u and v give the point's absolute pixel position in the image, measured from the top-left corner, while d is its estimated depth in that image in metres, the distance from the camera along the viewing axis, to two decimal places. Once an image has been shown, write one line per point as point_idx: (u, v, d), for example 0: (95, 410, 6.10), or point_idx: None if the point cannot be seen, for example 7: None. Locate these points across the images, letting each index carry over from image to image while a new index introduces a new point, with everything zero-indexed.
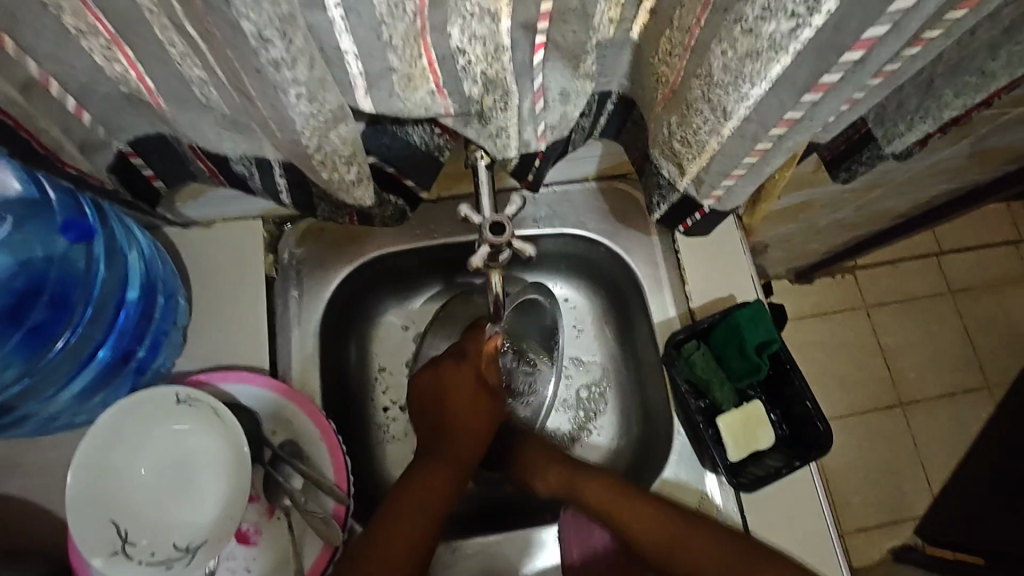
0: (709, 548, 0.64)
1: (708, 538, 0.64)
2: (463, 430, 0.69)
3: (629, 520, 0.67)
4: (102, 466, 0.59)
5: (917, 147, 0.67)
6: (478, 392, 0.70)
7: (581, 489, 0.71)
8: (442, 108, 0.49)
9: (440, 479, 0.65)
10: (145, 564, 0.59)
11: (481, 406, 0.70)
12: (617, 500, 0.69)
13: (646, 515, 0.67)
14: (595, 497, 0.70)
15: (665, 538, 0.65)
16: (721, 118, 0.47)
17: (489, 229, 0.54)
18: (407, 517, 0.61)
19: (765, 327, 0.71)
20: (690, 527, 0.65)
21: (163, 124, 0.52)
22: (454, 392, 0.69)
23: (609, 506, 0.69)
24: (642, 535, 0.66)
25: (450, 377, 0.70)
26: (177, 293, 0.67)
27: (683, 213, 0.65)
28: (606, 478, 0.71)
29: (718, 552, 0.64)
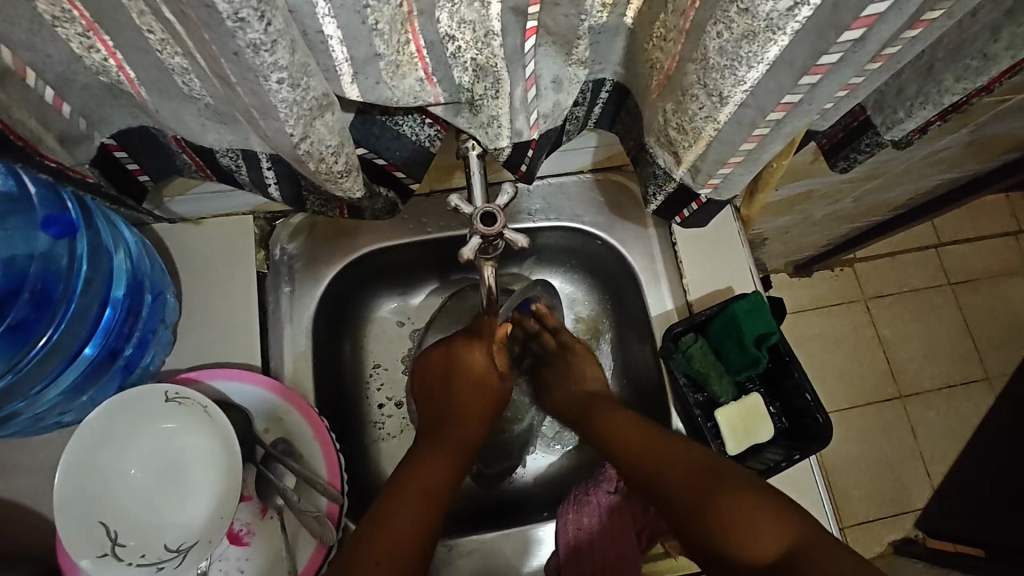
0: (688, 462, 0.60)
1: (689, 455, 0.61)
2: (468, 412, 0.70)
3: (630, 443, 0.65)
4: (91, 466, 0.59)
5: (916, 134, 0.66)
6: (487, 373, 0.71)
7: (603, 419, 0.70)
8: (432, 96, 0.48)
9: (447, 466, 0.65)
10: (135, 565, 0.58)
11: (488, 387, 0.72)
12: (632, 432, 0.66)
13: (647, 439, 0.65)
14: (611, 422, 0.69)
15: (654, 458, 0.62)
16: (718, 103, 0.46)
17: (480, 218, 0.52)
18: (404, 508, 0.59)
19: (764, 319, 0.69)
20: (682, 446, 0.62)
21: (147, 116, 0.51)
22: (466, 372, 0.70)
23: (618, 435, 0.67)
24: (632, 458, 0.64)
25: (464, 356, 0.70)
26: (165, 290, 0.66)
27: (680, 203, 0.64)
28: (630, 414, 0.69)
29: (695, 462, 0.60)
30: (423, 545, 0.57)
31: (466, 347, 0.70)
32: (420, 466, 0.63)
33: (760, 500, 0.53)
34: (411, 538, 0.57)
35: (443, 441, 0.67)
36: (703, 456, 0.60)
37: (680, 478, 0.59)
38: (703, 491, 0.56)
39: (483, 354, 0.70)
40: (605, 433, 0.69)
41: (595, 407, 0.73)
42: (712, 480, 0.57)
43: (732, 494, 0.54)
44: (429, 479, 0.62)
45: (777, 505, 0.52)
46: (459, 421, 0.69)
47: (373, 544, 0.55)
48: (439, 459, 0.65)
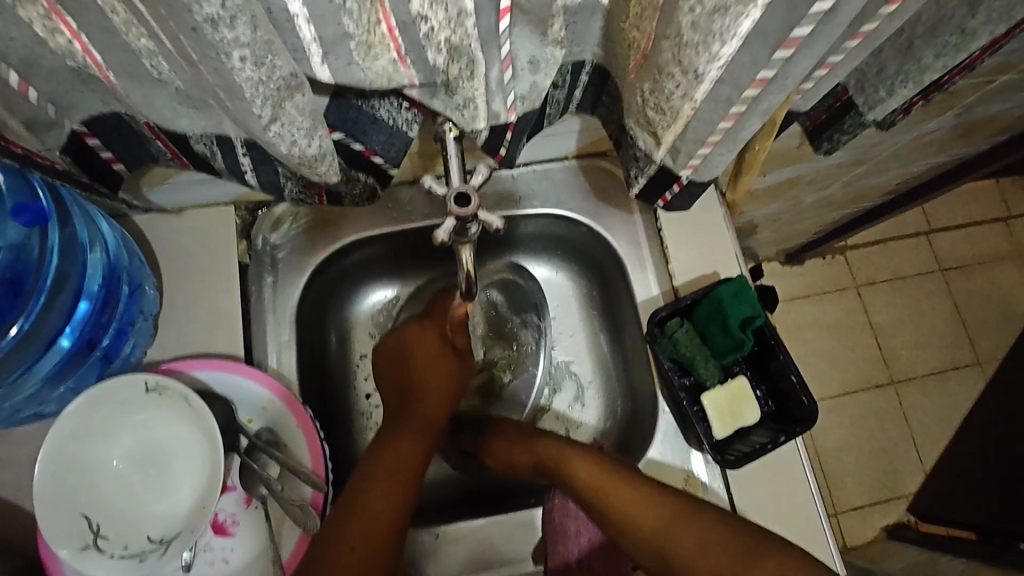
0: (707, 533, 0.56)
1: (705, 528, 0.56)
2: (430, 391, 0.70)
3: (633, 512, 0.60)
4: (73, 459, 0.58)
5: (899, 114, 0.66)
6: (444, 354, 0.72)
7: (582, 478, 0.64)
8: (406, 78, 0.48)
9: (413, 439, 0.65)
10: (118, 557, 0.57)
11: (448, 365, 0.72)
12: (630, 500, 0.61)
13: (646, 507, 0.59)
14: (597, 481, 0.63)
15: (663, 531, 0.58)
16: (694, 80, 0.45)
17: (454, 199, 0.52)
18: (376, 485, 0.58)
19: (749, 302, 0.69)
20: (684, 512, 0.58)
21: (118, 102, 0.50)
22: (422, 351, 0.71)
23: (613, 495, 0.62)
24: (641, 529, 0.59)
25: (420, 339, 0.71)
26: (144, 282, 0.65)
27: (661, 185, 0.64)
28: (618, 470, 0.64)
29: (716, 537, 0.55)
30: (399, 513, 0.57)
31: (419, 328, 0.72)
32: (389, 445, 0.63)
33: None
34: (383, 508, 0.57)
35: (409, 420, 0.67)
36: (722, 529, 0.56)
37: (704, 559, 0.55)
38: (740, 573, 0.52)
39: (438, 333, 0.72)
40: (593, 494, 0.63)
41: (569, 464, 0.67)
42: (741, 556, 0.53)
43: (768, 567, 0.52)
44: (396, 453, 0.62)
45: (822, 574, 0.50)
46: (421, 397, 0.69)
47: (349, 522, 0.55)
48: (404, 435, 0.65)
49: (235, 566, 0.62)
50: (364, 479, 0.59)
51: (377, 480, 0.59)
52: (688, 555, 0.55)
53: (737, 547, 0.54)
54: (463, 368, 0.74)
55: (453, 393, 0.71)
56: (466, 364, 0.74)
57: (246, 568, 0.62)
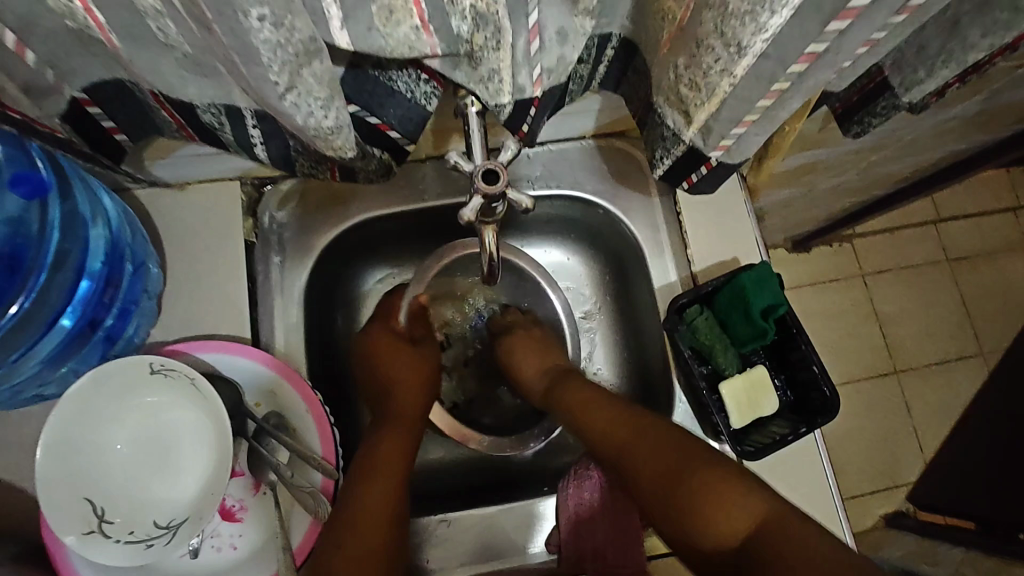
0: (657, 438, 0.57)
1: (662, 438, 0.57)
2: (400, 384, 0.68)
3: (599, 421, 0.62)
4: (76, 443, 0.56)
5: (933, 97, 0.63)
6: (399, 344, 0.71)
7: (568, 400, 0.67)
8: (428, 47, 0.44)
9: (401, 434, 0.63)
10: (124, 542, 0.56)
11: (405, 353, 0.70)
12: (600, 411, 0.63)
13: (615, 414, 0.62)
14: (578, 400, 0.66)
15: (623, 434, 0.59)
16: (735, 54, 0.42)
17: (481, 176, 0.50)
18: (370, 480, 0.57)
19: (772, 289, 0.68)
20: (652, 423, 0.59)
21: (120, 68, 0.47)
22: (381, 347, 0.70)
23: (586, 412, 0.64)
24: (602, 435, 0.61)
25: (378, 342, 0.71)
26: (147, 260, 0.63)
27: (688, 167, 0.61)
28: (598, 391, 0.65)
29: (666, 440, 0.56)
30: (393, 506, 0.56)
31: (369, 331, 0.72)
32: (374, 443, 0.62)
33: (732, 489, 0.50)
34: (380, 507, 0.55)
35: (384, 416, 0.66)
36: (673, 437, 0.57)
37: (646, 459, 0.56)
38: (673, 474, 0.53)
39: (387, 330, 0.72)
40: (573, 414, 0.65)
41: (559, 391, 0.68)
42: (680, 462, 0.54)
43: (700, 471, 0.52)
44: (387, 450, 0.61)
45: (743, 487, 0.50)
46: (392, 393, 0.67)
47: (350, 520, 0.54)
48: (387, 434, 0.63)
49: (244, 552, 0.61)
50: (357, 480, 0.57)
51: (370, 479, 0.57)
52: (635, 457, 0.58)
53: (683, 453, 0.55)
54: (424, 351, 0.73)
55: (426, 378, 0.70)
56: (425, 348, 0.73)
57: (255, 554, 0.61)
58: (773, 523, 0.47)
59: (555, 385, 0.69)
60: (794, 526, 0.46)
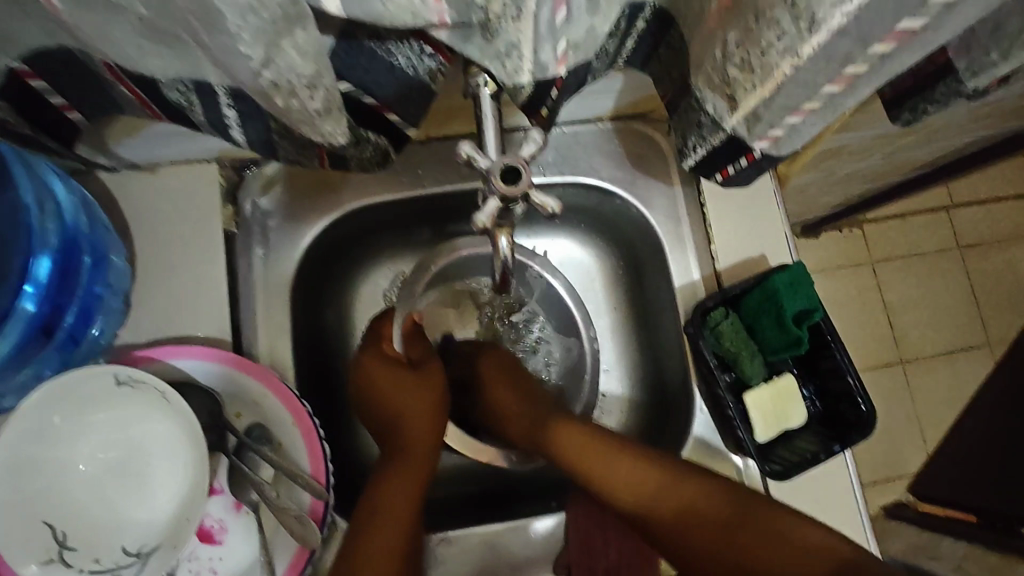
0: (695, 492, 0.54)
1: (692, 495, 0.54)
2: (407, 411, 0.62)
3: (609, 478, 0.57)
4: (33, 463, 0.50)
5: (996, 83, 0.56)
6: (398, 372, 0.64)
7: (566, 442, 0.61)
8: (435, 15, 0.37)
9: (416, 464, 0.59)
10: (88, 572, 0.50)
11: (405, 381, 0.63)
12: (616, 461, 0.58)
13: (634, 469, 0.57)
14: (579, 447, 0.60)
15: (654, 491, 0.55)
16: (807, 30, 0.35)
17: (499, 174, 0.43)
18: (375, 531, 0.53)
19: (808, 294, 0.62)
20: (672, 480, 0.55)
21: (64, 34, 0.39)
22: (383, 378, 0.63)
23: (591, 461, 0.59)
24: (630, 495, 0.56)
25: (371, 372, 0.64)
26: (110, 252, 0.56)
27: (725, 159, 0.54)
28: (592, 435, 0.60)
29: (698, 497, 0.54)
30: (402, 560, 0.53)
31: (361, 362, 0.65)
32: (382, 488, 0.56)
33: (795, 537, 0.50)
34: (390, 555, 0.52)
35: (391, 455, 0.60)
36: (713, 491, 0.54)
37: (695, 522, 0.53)
38: (739, 537, 0.51)
39: (382, 358, 0.65)
40: (574, 459, 0.60)
41: (548, 425, 0.63)
42: (733, 519, 0.52)
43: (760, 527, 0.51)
44: (393, 488, 0.56)
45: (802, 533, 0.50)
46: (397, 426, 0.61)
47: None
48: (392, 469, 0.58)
49: None
50: (358, 527, 0.53)
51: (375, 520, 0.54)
52: (680, 522, 0.54)
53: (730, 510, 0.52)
54: (430, 374, 0.65)
55: (435, 405, 0.63)
56: (429, 370, 0.65)
57: None
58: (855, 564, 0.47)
59: (537, 420, 0.65)
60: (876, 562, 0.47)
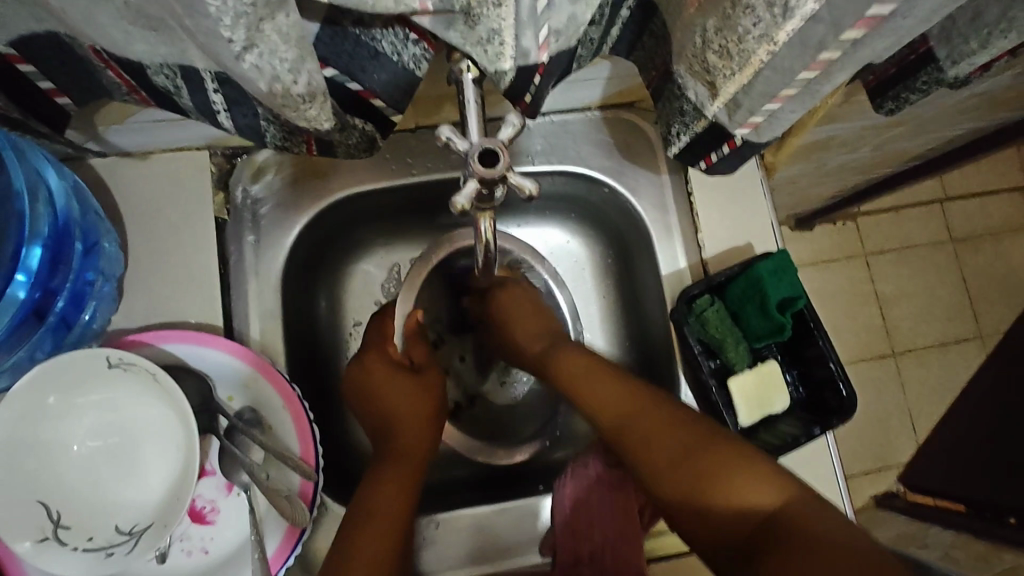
0: (661, 420, 0.54)
1: (664, 419, 0.54)
2: (405, 414, 0.62)
3: (596, 400, 0.59)
4: (28, 442, 0.51)
5: (977, 71, 0.57)
6: (397, 373, 0.64)
7: (568, 366, 0.63)
8: (418, 2, 0.37)
9: (405, 462, 0.59)
10: (82, 550, 0.51)
11: (404, 382, 0.64)
12: (606, 390, 0.59)
13: (616, 396, 0.58)
14: (581, 371, 0.62)
15: (630, 418, 0.56)
16: (781, 16, 0.36)
17: (478, 156, 0.44)
18: (366, 524, 0.53)
19: (790, 280, 0.62)
20: (651, 406, 0.56)
21: (53, 19, 0.40)
22: (380, 379, 0.64)
23: (583, 386, 0.60)
24: (606, 414, 0.58)
25: (371, 370, 0.64)
26: (100, 239, 0.57)
27: (708, 146, 0.55)
28: (605, 363, 0.62)
29: (673, 424, 0.53)
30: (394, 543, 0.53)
31: (360, 361, 0.65)
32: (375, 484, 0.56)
33: (746, 478, 0.48)
34: (383, 549, 0.52)
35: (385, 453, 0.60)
36: (678, 425, 0.53)
37: (659, 450, 0.53)
38: (687, 469, 0.50)
39: (381, 356, 0.65)
40: (573, 379, 0.62)
41: (555, 358, 0.64)
42: (688, 453, 0.51)
43: (711, 464, 0.49)
44: (385, 485, 0.56)
45: (759, 471, 0.48)
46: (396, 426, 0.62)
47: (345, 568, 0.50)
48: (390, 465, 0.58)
49: (217, 557, 0.57)
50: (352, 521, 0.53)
51: (364, 513, 0.53)
52: (642, 442, 0.54)
53: (688, 444, 0.52)
54: (428, 377, 0.66)
55: (433, 410, 0.64)
56: (428, 375, 0.66)
57: (228, 559, 0.57)
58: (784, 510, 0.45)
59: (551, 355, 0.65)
60: (811, 505, 0.45)
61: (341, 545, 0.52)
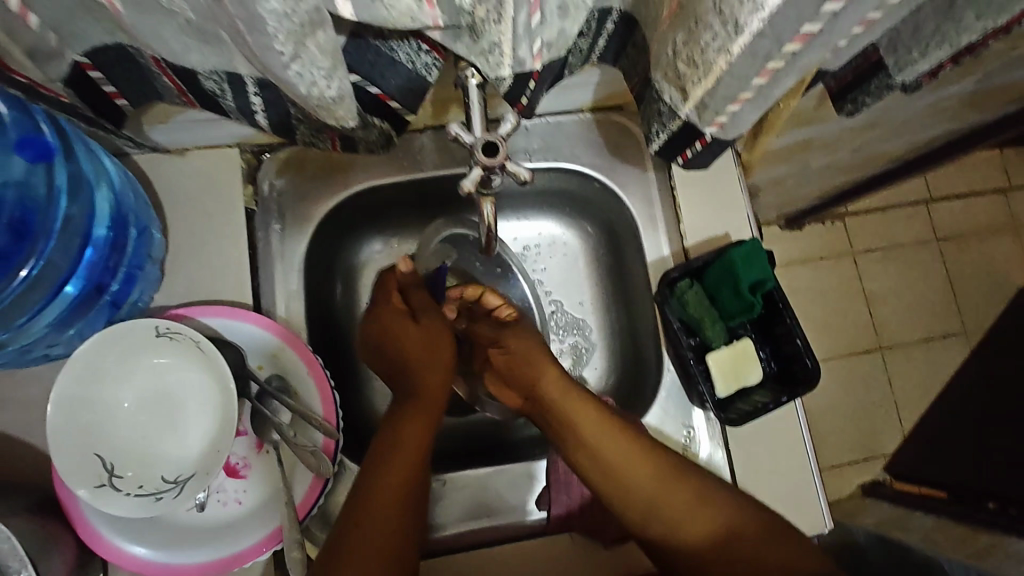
0: (688, 497, 0.59)
1: (694, 494, 0.59)
2: (416, 364, 0.68)
3: (620, 464, 0.62)
4: (87, 402, 0.58)
5: (926, 77, 0.64)
6: (408, 323, 0.70)
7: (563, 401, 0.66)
8: (430, 19, 0.45)
9: (419, 412, 0.65)
10: (134, 496, 0.57)
11: (413, 331, 0.69)
12: (611, 439, 0.63)
13: (641, 464, 0.61)
14: (581, 409, 0.65)
15: (630, 469, 0.61)
16: (733, 32, 0.43)
17: (481, 148, 0.52)
18: (386, 469, 0.59)
19: (760, 264, 0.69)
20: (677, 479, 0.60)
21: (123, 33, 0.47)
22: (391, 331, 0.69)
23: (600, 445, 0.63)
24: (634, 483, 0.61)
25: (385, 323, 0.70)
26: (150, 227, 0.64)
27: (684, 143, 0.62)
28: (612, 421, 0.64)
29: (705, 503, 0.59)
30: (411, 489, 0.58)
31: (380, 316, 0.71)
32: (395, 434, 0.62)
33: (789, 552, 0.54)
34: (396, 490, 0.58)
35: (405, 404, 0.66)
36: (676, 471, 0.61)
37: (697, 531, 0.58)
38: (731, 543, 0.56)
39: (393, 310, 0.70)
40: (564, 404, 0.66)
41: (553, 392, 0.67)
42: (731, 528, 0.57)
43: (755, 538, 0.56)
44: (403, 433, 0.62)
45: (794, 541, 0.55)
46: (410, 373, 0.68)
47: (370, 502, 0.56)
48: (407, 415, 0.64)
49: (248, 508, 0.64)
50: (372, 466, 0.59)
51: (381, 463, 0.59)
52: (676, 520, 0.59)
53: (698, 496, 0.59)
54: (430, 325, 0.70)
55: (434, 355, 0.69)
56: (430, 321, 0.70)
57: (260, 508, 0.64)
58: (779, 531, 0.56)
59: (547, 387, 0.67)
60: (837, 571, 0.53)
61: (363, 487, 0.58)
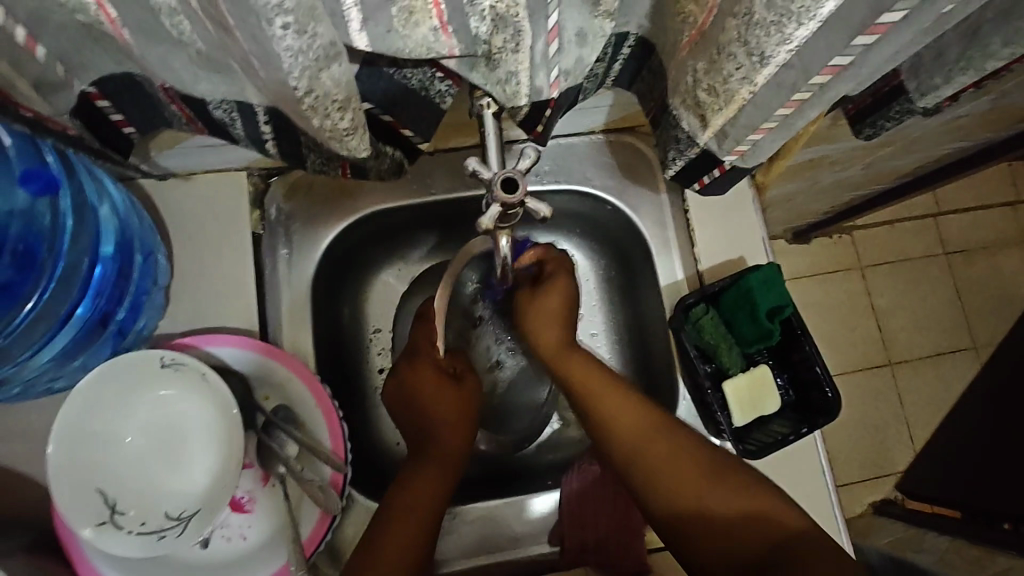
0: (680, 454, 0.58)
1: (690, 456, 0.58)
2: (443, 420, 0.66)
3: (620, 424, 0.60)
4: (89, 435, 0.57)
5: (946, 101, 0.62)
6: (444, 381, 0.67)
7: (584, 389, 0.63)
8: (446, 48, 0.43)
9: (438, 466, 0.63)
10: (136, 533, 0.56)
11: (447, 390, 0.67)
12: (614, 406, 0.61)
13: (642, 424, 0.60)
14: (597, 385, 0.63)
15: (647, 451, 0.59)
16: (758, 63, 0.42)
17: (500, 184, 0.50)
18: (406, 515, 0.59)
19: (779, 291, 0.68)
20: (674, 438, 0.59)
21: (131, 62, 0.46)
22: (424, 383, 0.67)
23: (608, 410, 0.61)
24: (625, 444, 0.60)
25: (420, 372, 0.67)
26: (156, 250, 0.63)
27: (701, 169, 0.61)
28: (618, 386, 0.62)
29: (699, 464, 0.58)
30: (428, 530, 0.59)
31: (413, 366, 0.67)
32: (414, 482, 0.62)
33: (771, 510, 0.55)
34: (414, 530, 0.59)
35: (430, 457, 0.64)
36: (699, 461, 0.58)
37: (681, 493, 0.56)
38: (708, 495, 0.56)
39: (432, 364, 0.67)
40: (574, 374, 0.64)
41: (572, 368, 0.64)
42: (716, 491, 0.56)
43: (737, 496, 0.56)
44: (426, 486, 0.62)
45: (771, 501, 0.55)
46: (431, 433, 0.66)
47: (387, 547, 0.57)
48: (431, 464, 0.64)
49: (253, 543, 0.62)
50: (389, 510, 0.60)
51: (398, 508, 0.60)
52: (668, 478, 0.57)
53: (692, 455, 0.58)
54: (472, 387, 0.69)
55: (470, 418, 0.67)
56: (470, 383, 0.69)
57: (265, 545, 0.62)
58: (769, 515, 0.55)
59: (565, 363, 0.64)
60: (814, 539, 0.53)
61: (378, 532, 0.58)
